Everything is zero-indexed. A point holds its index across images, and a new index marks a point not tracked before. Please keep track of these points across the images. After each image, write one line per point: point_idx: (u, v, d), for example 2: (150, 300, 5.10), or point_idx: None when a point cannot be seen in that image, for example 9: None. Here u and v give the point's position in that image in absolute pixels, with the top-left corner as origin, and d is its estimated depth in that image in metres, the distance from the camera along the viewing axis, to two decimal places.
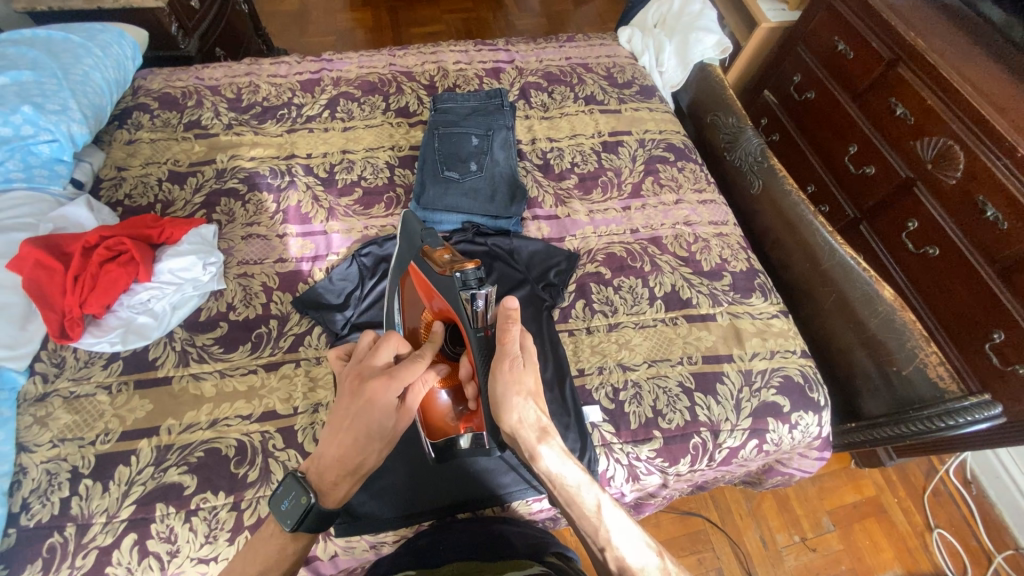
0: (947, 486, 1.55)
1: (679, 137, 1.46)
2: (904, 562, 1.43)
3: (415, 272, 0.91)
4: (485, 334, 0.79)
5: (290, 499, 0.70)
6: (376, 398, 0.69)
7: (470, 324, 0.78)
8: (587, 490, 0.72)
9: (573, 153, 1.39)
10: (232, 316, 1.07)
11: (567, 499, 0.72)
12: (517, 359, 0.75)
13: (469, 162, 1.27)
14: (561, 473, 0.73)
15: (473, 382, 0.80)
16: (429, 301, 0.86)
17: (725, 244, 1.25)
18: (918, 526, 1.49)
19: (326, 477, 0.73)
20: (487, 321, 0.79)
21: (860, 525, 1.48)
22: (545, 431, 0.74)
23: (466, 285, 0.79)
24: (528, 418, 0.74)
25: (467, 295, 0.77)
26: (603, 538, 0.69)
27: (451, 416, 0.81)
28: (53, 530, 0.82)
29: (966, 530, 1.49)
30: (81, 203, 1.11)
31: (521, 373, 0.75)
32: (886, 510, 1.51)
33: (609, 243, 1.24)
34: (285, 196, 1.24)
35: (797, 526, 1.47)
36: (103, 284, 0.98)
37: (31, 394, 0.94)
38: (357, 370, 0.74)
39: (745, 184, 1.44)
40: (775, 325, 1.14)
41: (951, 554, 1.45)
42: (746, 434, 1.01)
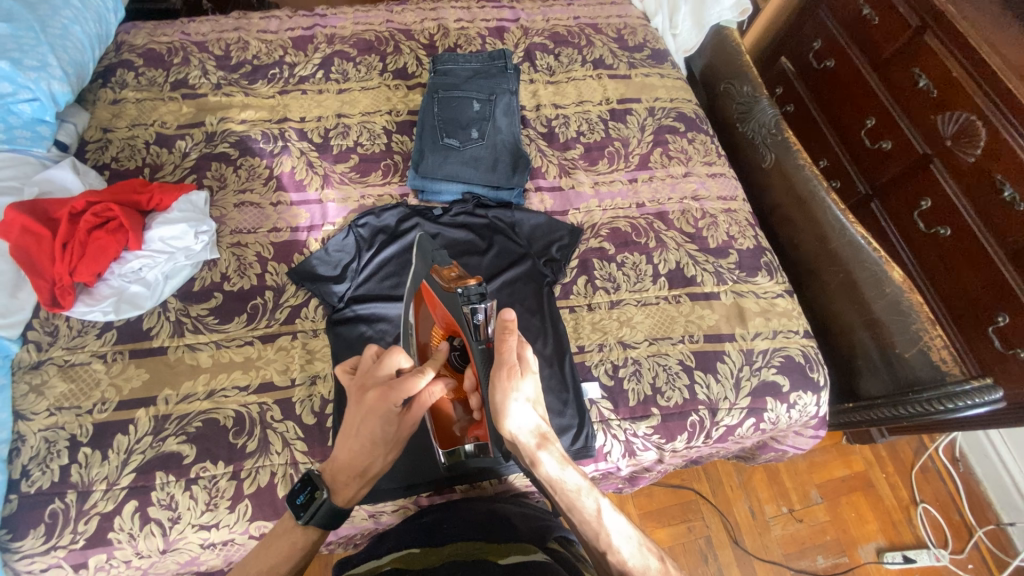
0: (935, 463, 1.59)
1: (690, 107, 1.40)
2: (887, 534, 1.48)
3: (427, 289, 0.86)
4: (487, 346, 0.74)
5: (306, 493, 0.72)
6: (381, 401, 0.68)
7: (474, 337, 0.74)
8: (588, 495, 0.72)
9: (579, 121, 1.33)
10: (227, 286, 1.04)
11: (568, 503, 0.72)
12: (516, 367, 0.71)
13: (470, 129, 1.20)
14: (561, 478, 0.72)
15: (477, 393, 0.77)
16: (436, 313, 0.83)
17: (733, 221, 1.22)
18: (904, 501, 1.53)
19: (334, 465, 0.73)
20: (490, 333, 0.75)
21: (847, 498, 1.52)
22: (545, 438, 0.73)
23: (468, 298, 0.75)
24: (527, 426, 0.71)
25: (468, 308, 0.74)
26: (605, 541, 0.69)
27: (457, 427, 0.82)
28: (54, 496, 0.84)
29: (949, 504, 1.53)
30: (66, 166, 1.06)
31: (520, 380, 0.71)
32: (873, 485, 1.55)
33: (613, 217, 1.20)
34: (279, 161, 1.20)
35: (786, 498, 1.51)
36: (92, 252, 0.96)
37: (25, 361, 0.94)
38: (364, 380, 0.72)
39: (756, 158, 1.39)
40: (779, 304, 1.12)
41: (934, 528, 1.49)
42: (744, 413, 1.01)
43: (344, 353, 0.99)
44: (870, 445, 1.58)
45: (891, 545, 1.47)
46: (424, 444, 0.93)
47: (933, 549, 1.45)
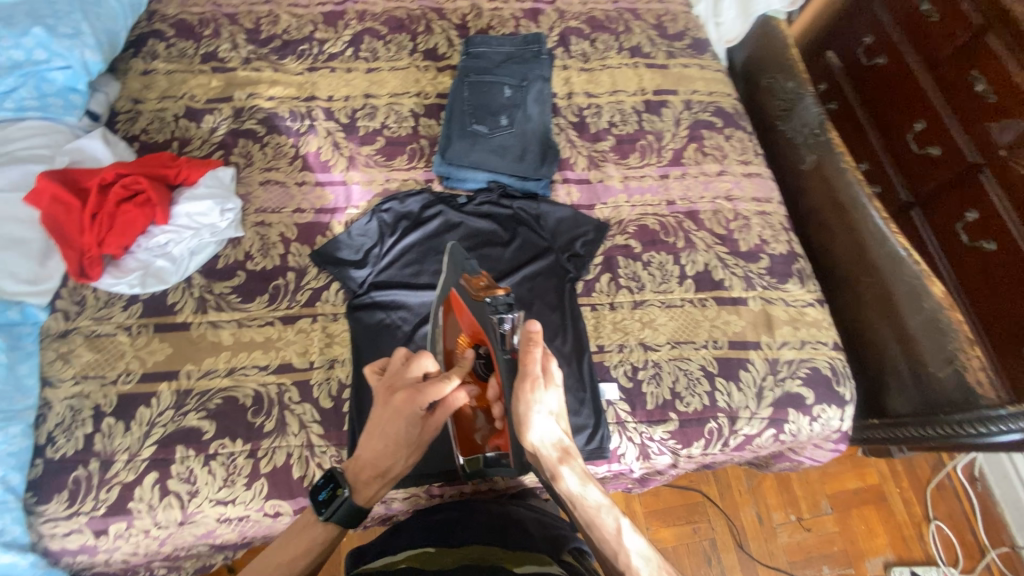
0: (953, 481, 1.54)
1: (729, 101, 1.34)
2: (897, 549, 1.46)
3: (452, 295, 0.83)
4: (513, 356, 0.72)
5: (328, 490, 0.72)
6: (407, 404, 0.69)
7: (500, 347, 0.72)
8: (608, 512, 0.70)
9: (612, 112, 1.28)
10: (250, 265, 1.05)
11: (588, 519, 0.70)
12: (540, 378, 0.71)
13: (500, 116, 1.16)
14: (581, 493, 0.71)
15: (500, 403, 0.75)
16: (462, 319, 0.80)
17: (766, 224, 1.17)
18: (917, 517, 1.49)
19: (357, 461, 0.74)
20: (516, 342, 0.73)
21: (858, 511, 1.50)
22: (567, 452, 0.73)
23: (496, 308, 0.72)
24: (549, 438, 0.72)
25: (496, 318, 0.71)
26: (624, 561, 0.66)
27: (479, 435, 0.82)
28: (78, 464, 0.87)
29: (964, 524, 1.49)
30: (96, 136, 1.07)
31: (543, 393, 0.70)
32: (886, 499, 1.51)
33: (642, 214, 1.16)
34: (305, 141, 1.19)
35: (795, 506, 1.49)
36: (120, 224, 0.97)
37: (54, 329, 0.96)
38: (391, 381, 0.72)
39: (795, 158, 1.33)
40: (809, 314, 1.08)
41: (946, 546, 1.46)
42: (764, 423, 0.99)
43: (363, 339, 0.99)
44: (887, 460, 1.54)
45: (900, 560, 1.44)
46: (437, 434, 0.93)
47: (943, 567, 1.42)
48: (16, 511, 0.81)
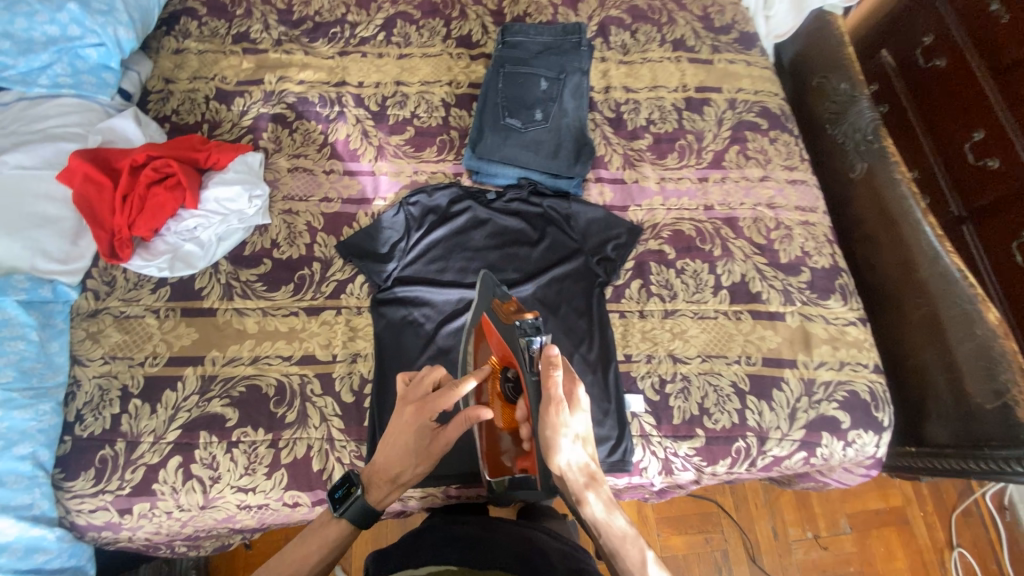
0: (980, 509, 1.48)
1: (776, 102, 1.26)
2: (915, 574, 1.41)
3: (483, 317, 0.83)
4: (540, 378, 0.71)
5: (343, 487, 0.73)
6: (415, 414, 0.70)
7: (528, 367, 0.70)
8: (634, 540, 0.70)
9: (651, 109, 1.22)
10: (276, 254, 1.04)
11: (614, 547, 0.70)
12: (565, 402, 0.69)
13: (535, 110, 1.12)
14: (607, 520, 0.71)
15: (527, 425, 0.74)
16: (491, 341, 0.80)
17: (810, 235, 1.11)
18: (939, 543, 1.44)
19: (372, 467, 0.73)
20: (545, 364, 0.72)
21: (878, 533, 1.45)
22: (593, 478, 0.72)
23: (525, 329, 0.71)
24: (576, 464, 0.70)
25: (525, 339, 0.70)
26: None
27: (508, 458, 0.80)
28: (105, 443, 0.88)
29: (988, 552, 1.43)
30: (128, 116, 1.06)
31: (569, 418, 0.69)
32: (909, 522, 1.46)
33: (677, 218, 1.11)
34: (334, 128, 1.16)
35: (813, 523, 1.45)
36: (150, 207, 0.96)
37: (84, 308, 0.97)
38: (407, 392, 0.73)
39: (843, 165, 1.25)
40: (850, 333, 1.03)
41: (968, 574, 1.41)
42: (795, 445, 0.95)
43: (386, 335, 0.98)
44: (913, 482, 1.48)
45: None
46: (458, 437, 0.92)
47: None
48: (45, 486, 0.83)
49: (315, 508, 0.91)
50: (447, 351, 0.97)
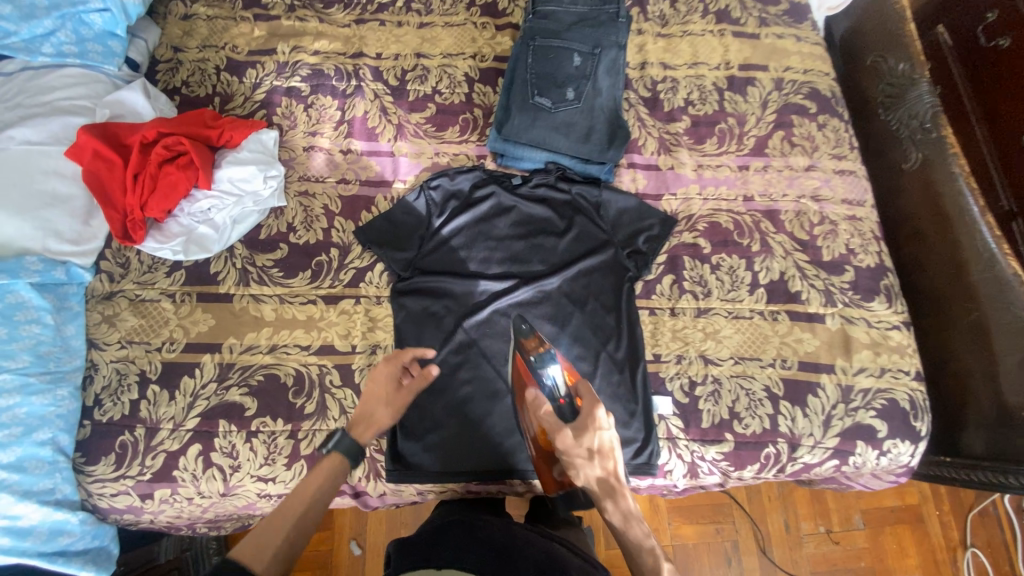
0: (998, 509, 1.44)
1: (826, 82, 1.16)
2: (926, 571, 1.40)
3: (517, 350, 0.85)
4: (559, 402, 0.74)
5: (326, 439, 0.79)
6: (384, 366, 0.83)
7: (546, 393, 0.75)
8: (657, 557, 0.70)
9: (690, 88, 1.14)
10: (293, 238, 1.00)
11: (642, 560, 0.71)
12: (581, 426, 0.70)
13: (566, 88, 1.04)
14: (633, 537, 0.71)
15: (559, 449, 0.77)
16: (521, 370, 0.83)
17: (856, 231, 1.04)
18: (952, 541, 1.42)
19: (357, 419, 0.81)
20: (564, 389, 0.75)
21: (891, 529, 1.43)
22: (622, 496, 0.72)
23: (541, 360, 0.77)
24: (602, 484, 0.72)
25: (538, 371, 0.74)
26: None
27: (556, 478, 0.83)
28: (124, 428, 0.87)
29: (1003, 553, 1.41)
30: (137, 88, 1.00)
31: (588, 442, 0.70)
32: (924, 520, 1.44)
33: (714, 210, 1.05)
34: (351, 104, 1.10)
35: (826, 518, 1.43)
36: (163, 187, 0.92)
37: (99, 291, 0.95)
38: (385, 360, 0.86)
39: (895, 154, 1.16)
40: (893, 338, 0.97)
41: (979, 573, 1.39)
42: (828, 453, 0.91)
43: (406, 326, 0.94)
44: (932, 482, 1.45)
45: None
46: (480, 435, 0.89)
47: None
48: (66, 471, 0.83)
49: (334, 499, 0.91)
50: (469, 345, 0.94)
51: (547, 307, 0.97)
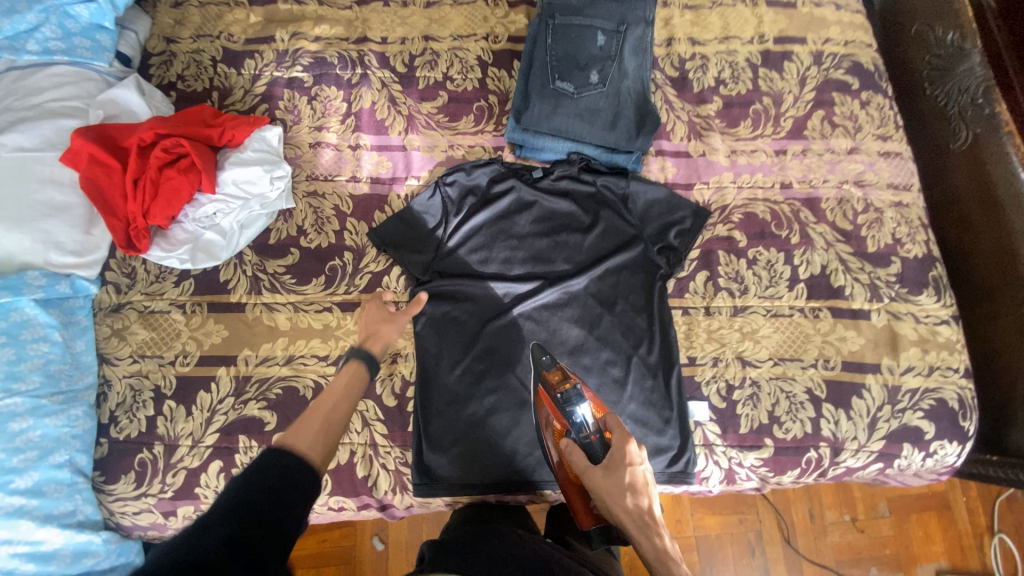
0: None
1: (869, 55, 1.07)
2: (951, 558, 1.27)
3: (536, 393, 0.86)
4: (591, 438, 0.79)
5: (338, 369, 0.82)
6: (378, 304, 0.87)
7: (576, 432, 0.79)
8: None
9: (721, 66, 1.05)
10: (304, 242, 0.95)
11: None
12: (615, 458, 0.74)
13: (590, 71, 0.96)
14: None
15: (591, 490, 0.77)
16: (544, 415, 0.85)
17: (903, 219, 0.97)
18: (979, 527, 1.28)
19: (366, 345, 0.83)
20: (594, 425, 0.79)
21: (916, 515, 1.30)
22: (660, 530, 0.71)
23: (568, 399, 0.80)
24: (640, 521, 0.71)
25: (568, 408, 0.80)
26: None
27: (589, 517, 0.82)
28: (142, 446, 0.84)
29: None
30: (130, 85, 0.94)
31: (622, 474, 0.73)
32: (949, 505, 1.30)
33: (750, 199, 0.98)
34: (357, 94, 1.03)
35: (850, 505, 1.29)
36: (165, 193, 0.87)
37: (106, 303, 0.91)
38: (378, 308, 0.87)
39: (942, 132, 1.07)
40: (942, 334, 0.91)
41: (1006, 559, 1.26)
42: (872, 457, 0.87)
43: (426, 333, 0.90)
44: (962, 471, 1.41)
45: (952, 568, 1.26)
46: (508, 447, 0.86)
47: None
48: (86, 491, 0.81)
49: (361, 511, 0.88)
50: (494, 351, 0.89)
51: (574, 309, 0.92)
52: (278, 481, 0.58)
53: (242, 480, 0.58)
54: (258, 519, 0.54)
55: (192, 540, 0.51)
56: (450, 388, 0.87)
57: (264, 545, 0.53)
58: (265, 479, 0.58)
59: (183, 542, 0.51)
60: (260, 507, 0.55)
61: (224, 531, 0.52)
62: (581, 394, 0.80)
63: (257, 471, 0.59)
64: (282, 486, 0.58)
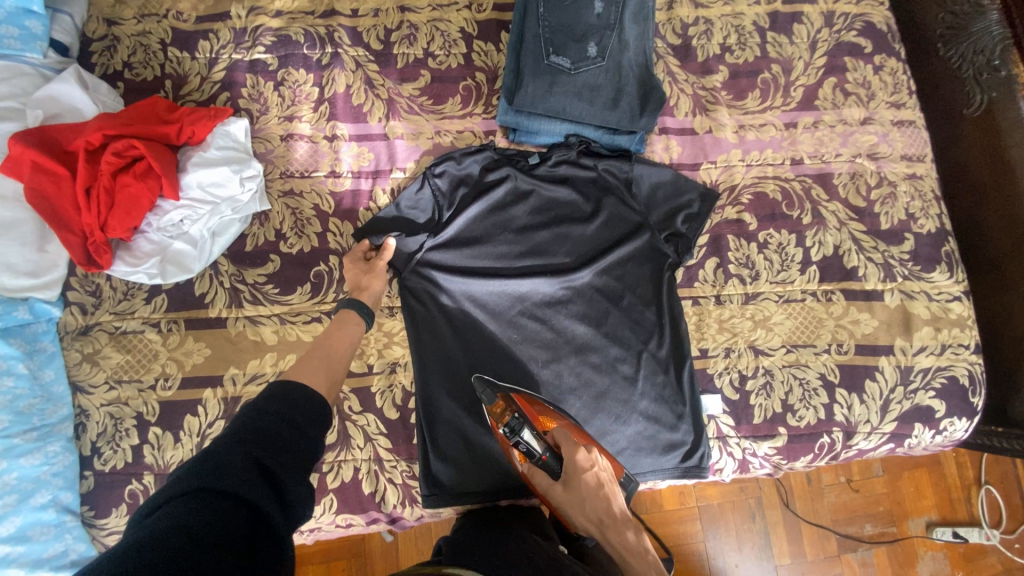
0: None
1: (882, 14, 0.99)
2: (942, 511, 1.17)
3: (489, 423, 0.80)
4: (544, 458, 0.76)
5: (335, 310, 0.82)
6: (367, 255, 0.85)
7: (529, 456, 0.77)
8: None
9: (727, 30, 0.97)
10: (284, 247, 0.87)
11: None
12: (571, 474, 0.74)
13: (587, 43, 0.87)
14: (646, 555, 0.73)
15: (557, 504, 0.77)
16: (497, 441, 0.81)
17: (916, 192, 0.93)
18: (967, 478, 1.19)
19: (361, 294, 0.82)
20: (541, 446, 0.76)
21: (910, 471, 1.19)
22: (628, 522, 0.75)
23: (512, 431, 0.75)
24: (608, 522, 0.74)
25: (514, 439, 0.75)
26: None
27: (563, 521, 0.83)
28: (131, 477, 0.79)
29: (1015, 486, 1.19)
30: (70, 78, 0.82)
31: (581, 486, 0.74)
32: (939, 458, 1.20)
33: (760, 177, 0.92)
34: (329, 77, 0.92)
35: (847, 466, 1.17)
36: (122, 202, 0.78)
37: (72, 326, 0.83)
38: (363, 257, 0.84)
39: (952, 96, 1.01)
40: (954, 311, 0.89)
41: (990, 507, 1.18)
42: (884, 439, 0.86)
43: (424, 339, 0.84)
44: None
45: (943, 520, 1.17)
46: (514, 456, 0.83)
47: (985, 528, 1.16)
48: (77, 529, 0.76)
49: (370, 526, 0.85)
50: (498, 354, 0.84)
51: (579, 305, 0.87)
52: (290, 409, 0.55)
53: (251, 407, 0.54)
54: (274, 441, 0.51)
55: (207, 460, 0.48)
56: (454, 397, 0.82)
57: (282, 467, 0.51)
58: (276, 407, 0.55)
59: (196, 464, 0.48)
60: (273, 432, 0.52)
61: (241, 451, 0.49)
62: (526, 420, 0.75)
63: (267, 396, 0.56)
64: (294, 411, 0.55)
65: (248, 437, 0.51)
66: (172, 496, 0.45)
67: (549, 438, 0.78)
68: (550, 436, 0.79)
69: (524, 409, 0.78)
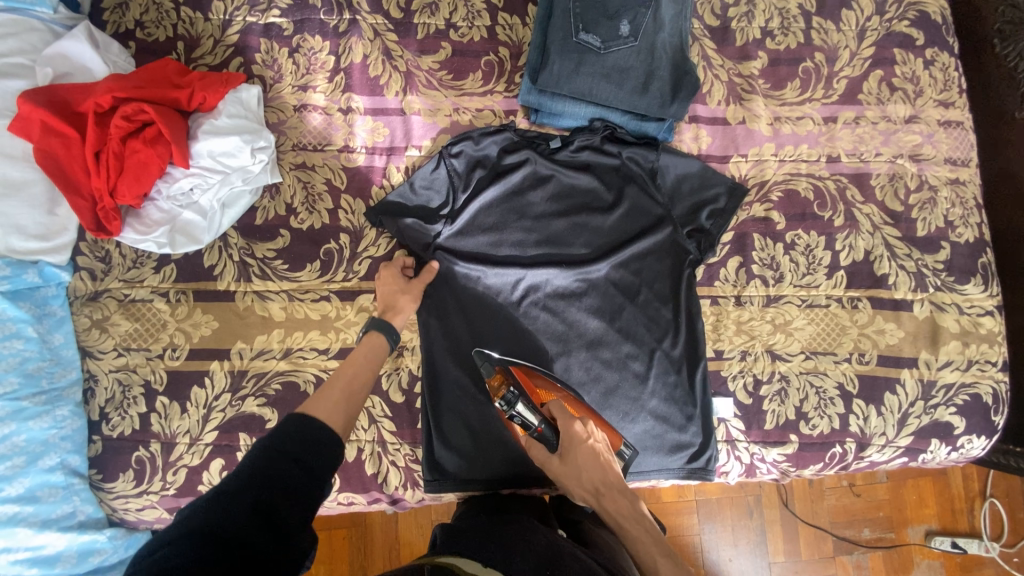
0: None
1: (938, 3, 0.92)
2: (943, 522, 1.15)
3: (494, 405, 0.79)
4: (540, 431, 0.72)
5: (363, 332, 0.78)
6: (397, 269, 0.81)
7: (526, 429, 0.73)
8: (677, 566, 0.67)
9: (769, 13, 0.90)
10: (294, 222, 0.85)
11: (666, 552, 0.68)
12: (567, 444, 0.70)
13: (619, 21, 0.81)
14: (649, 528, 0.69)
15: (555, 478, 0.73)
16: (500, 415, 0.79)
17: (957, 199, 0.87)
18: (972, 489, 1.17)
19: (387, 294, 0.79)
20: (537, 417, 0.72)
21: (914, 479, 1.16)
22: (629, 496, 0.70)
23: (507, 403, 0.71)
24: (607, 495, 0.69)
25: (509, 412, 0.72)
26: None
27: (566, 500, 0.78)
28: (138, 444, 0.80)
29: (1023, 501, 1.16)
30: (81, 35, 0.79)
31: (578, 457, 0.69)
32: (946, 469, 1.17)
33: (792, 174, 0.88)
34: (346, 46, 0.88)
35: None
36: (132, 167, 0.76)
37: (81, 291, 0.83)
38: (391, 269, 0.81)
39: (1007, 95, 0.94)
40: (985, 325, 0.85)
41: (993, 521, 1.15)
42: (898, 452, 0.84)
43: (432, 322, 0.82)
44: None
45: (943, 530, 1.15)
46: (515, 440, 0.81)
47: (985, 541, 1.13)
48: (84, 492, 0.77)
49: (371, 506, 0.86)
50: (507, 343, 0.82)
51: (594, 298, 0.84)
52: (302, 448, 0.54)
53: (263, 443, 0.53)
54: (283, 487, 0.50)
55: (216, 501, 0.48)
56: (461, 384, 0.81)
57: (289, 513, 0.50)
58: (289, 446, 0.53)
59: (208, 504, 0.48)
60: (284, 475, 0.51)
61: (250, 494, 0.49)
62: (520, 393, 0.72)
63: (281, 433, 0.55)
64: (304, 450, 0.54)
65: (258, 478, 0.50)
66: (176, 538, 0.45)
67: (546, 410, 0.74)
68: (547, 408, 0.74)
69: (523, 381, 0.76)
